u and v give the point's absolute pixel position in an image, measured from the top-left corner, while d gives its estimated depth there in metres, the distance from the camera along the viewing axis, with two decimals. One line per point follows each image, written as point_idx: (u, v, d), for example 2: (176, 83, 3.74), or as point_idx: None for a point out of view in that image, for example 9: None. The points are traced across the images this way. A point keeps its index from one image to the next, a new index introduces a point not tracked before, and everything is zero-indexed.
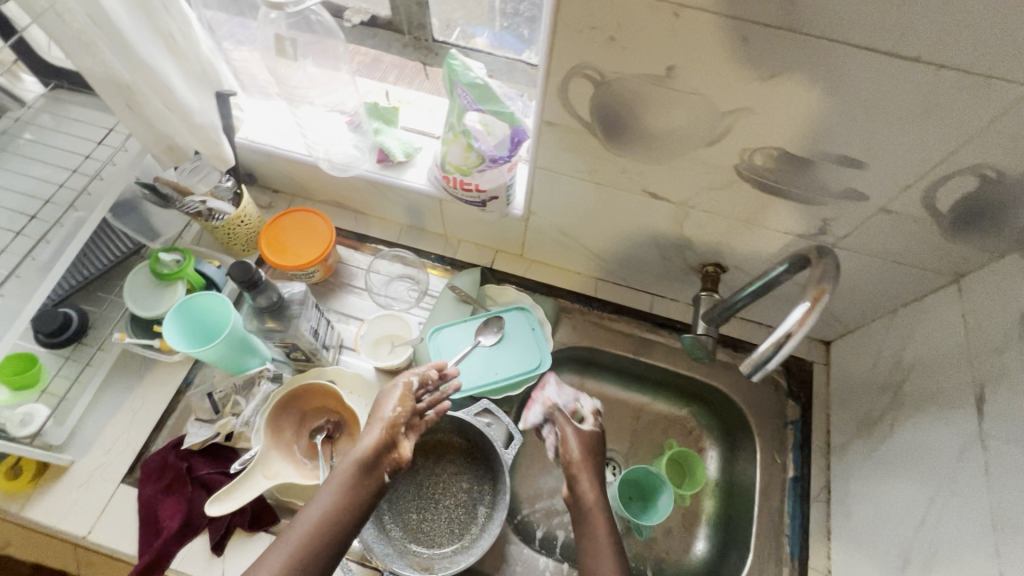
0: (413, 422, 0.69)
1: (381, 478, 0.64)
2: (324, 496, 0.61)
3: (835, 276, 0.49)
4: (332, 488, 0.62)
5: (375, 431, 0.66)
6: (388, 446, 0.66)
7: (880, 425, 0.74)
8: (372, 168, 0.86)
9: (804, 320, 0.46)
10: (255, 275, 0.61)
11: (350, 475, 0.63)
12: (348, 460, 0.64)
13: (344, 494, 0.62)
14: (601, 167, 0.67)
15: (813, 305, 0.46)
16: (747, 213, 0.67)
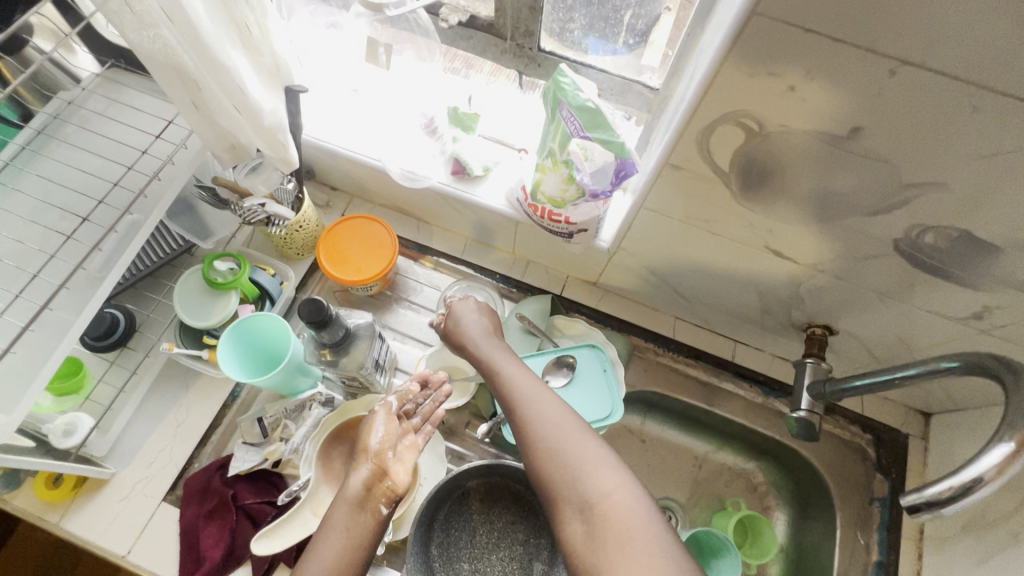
0: (407, 442, 0.61)
1: (379, 513, 0.56)
2: (323, 543, 0.54)
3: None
4: (330, 532, 0.54)
5: (363, 466, 0.58)
6: (378, 477, 0.58)
7: (998, 529, 0.66)
8: (446, 180, 0.78)
9: (1002, 468, 0.38)
10: (324, 313, 0.55)
11: (345, 518, 0.55)
12: (342, 500, 0.56)
13: (347, 537, 0.54)
14: (723, 218, 0.58)
15: (1018, 450, 0.38)
16: (889, 286, 0.57)
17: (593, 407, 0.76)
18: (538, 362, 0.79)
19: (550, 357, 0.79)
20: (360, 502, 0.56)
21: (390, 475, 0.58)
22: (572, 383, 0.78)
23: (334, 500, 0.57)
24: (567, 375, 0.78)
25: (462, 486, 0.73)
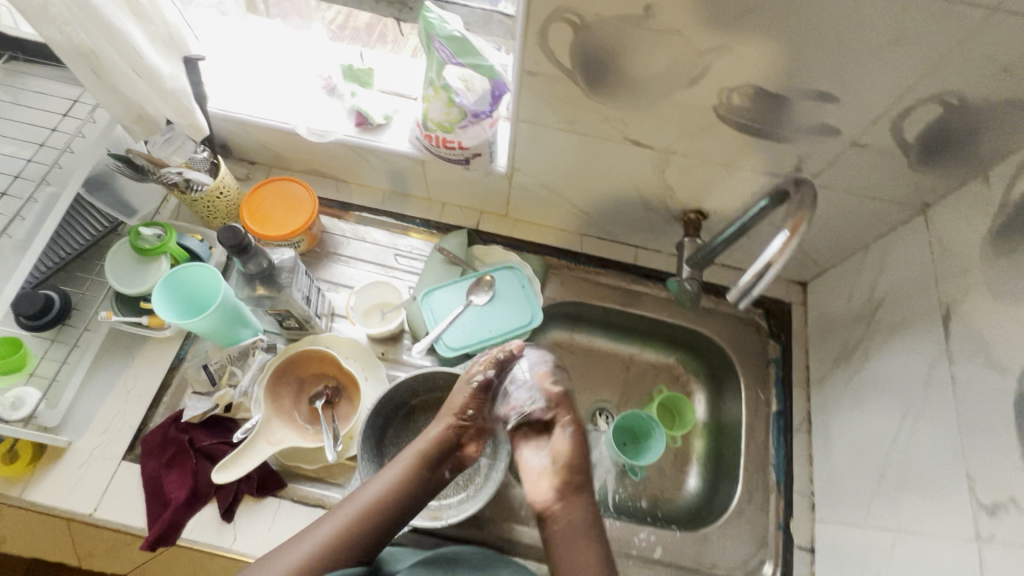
0: (491, 414, 0.73)
1: (441, 474, 0.70)
2: (379, 488, 0.66)
3: (810, 203, 0.54)
4: (386, 483, 0.66)
5: (447, 422, 0.71)
6: (457, 447, 0.72)
7: (857, 354, 0.79)
8: (351, 132, 0.85)
9: (784, 248, 0.50)
10: (244, 240, 0.61)
11: (408, 464, 0.68)
12: (415, 451, 0.69)
13: (395, 490, 0.66)
14: (583, 116, 0.68)
15: (792, 234, 0.51)
16: (727, 155, 0.69)
17: (514, 318, 0.85)
18: (461, 286, 0.86)
19: (471, 279, 0.87)
20: (431, 459, 0.69)
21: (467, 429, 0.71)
22: (494, 299, 0.86)
23: (413, 446, 0.70)
24: (488, 293, 0.87)
25: (405, 404, 0.80)
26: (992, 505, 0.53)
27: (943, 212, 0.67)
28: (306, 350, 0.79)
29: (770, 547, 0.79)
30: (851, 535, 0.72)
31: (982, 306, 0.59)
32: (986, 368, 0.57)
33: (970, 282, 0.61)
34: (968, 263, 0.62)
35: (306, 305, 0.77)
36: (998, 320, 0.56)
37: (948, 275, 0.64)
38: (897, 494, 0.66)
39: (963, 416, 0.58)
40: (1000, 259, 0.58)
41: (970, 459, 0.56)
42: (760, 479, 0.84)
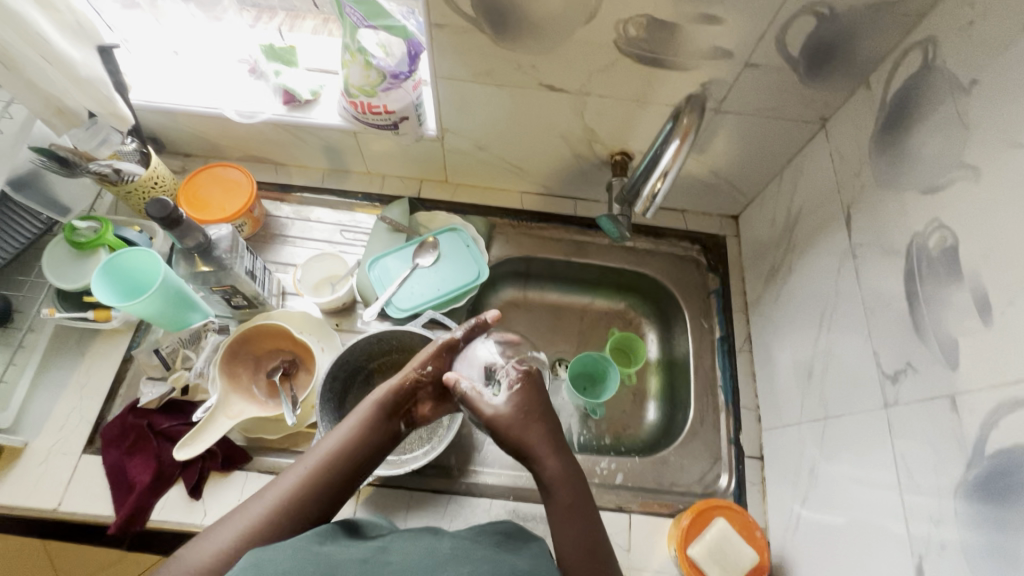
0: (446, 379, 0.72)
1: (398, 427, 0.67)
2: (334, 443, 0.62)
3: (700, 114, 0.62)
4: (342, 437, 0.63)
5: (404, 374, 0.69)
6: (410, 401, 0.69)
7: (783, 270, 0.84)
8: (280, 111, 0.86)
9: (675, 157, 0.60)
10: (174, 213, 0.63)
11: (365, 414, 0.65)
12: (371, 401, 0.66)
13: (349, 441, 0.63)
14: (497, 66, 0.71)
15: (682, 143, 0.61)
16: (637, 90, 0.73)
17: (461, 275, 0.88)
18: (407, 251, 0.89)
19: (416, 244, 0.90)
20: (387, 409, 0.66)
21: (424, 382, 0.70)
22: (439, 260, 0.89)
23: (368, 398, 0.67)
24: (434, 254, 0.89)
25: (363, 367, 0.83)
26: (895, 373, 0.58)
27: (838, 123, 0.72)
28: (258, 326, 0.80)
29: (724, 460, 0.84)
30: (791, 435, 0.77)
31: (874, 198, 0.64)
32: (881, 253, 0.62)
33: (863, 181, 0.66)
34: (860, 164, 0.67)
35: (253, 282, 0.79)
36: (887, 207, 0.61)
37: (846, 179, 0.70)
38: (824, 386, 0.71)
39: (868, 301, 0.64)
40: (884, 154, 0.63)
41: (876, 337, 0.62)
42: (710, 399, 0.89)
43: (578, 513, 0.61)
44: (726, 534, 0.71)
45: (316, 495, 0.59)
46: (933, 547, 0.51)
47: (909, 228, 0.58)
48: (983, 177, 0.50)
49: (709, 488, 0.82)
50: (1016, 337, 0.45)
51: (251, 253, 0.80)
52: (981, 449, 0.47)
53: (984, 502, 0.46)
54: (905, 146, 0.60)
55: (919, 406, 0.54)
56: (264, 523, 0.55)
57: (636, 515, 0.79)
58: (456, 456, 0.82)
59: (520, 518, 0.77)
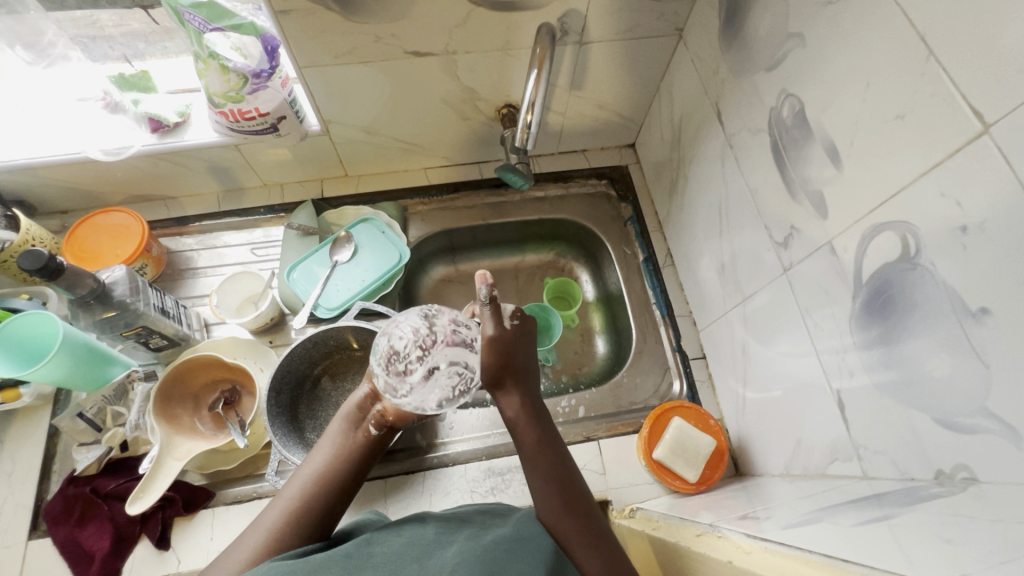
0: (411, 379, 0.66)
1: (369, 431, 0.63)
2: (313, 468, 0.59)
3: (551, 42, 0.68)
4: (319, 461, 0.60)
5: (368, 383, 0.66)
6: (372, 400, 0.65)
7: (682, 180, 0.89)
8: (150, 140, 0.82)
9: (537, 85, 0.68)
10: (51, 262, 0.59)
11: (339, 430, 0.63)
12: (342, 416, 0.64)
13: (329, 464, 0.60)
14: (357, 42, 0.70)
15: (540, 70, 0.68)
16: (501, 39, 0.74)
17: (383, 261, 0.87)
18: (322, 251, 0.88)
19: (330, 242, 0.88)
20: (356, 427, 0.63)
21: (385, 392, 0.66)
22: (357, 253, 0.88)
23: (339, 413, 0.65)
24: (350, 248, 0.88)
25: (309, 375, 0.82)
26: (786, 239, 0.63)
27: (691, 30, 0.76)
28: (187, 362, 0.77)
29: (673, 368, 0.89)
30: (722, 327, 0.82)
31: (733, 88, 0.68)
32: (750, 135, 0.67)
33: (722, 77, 0.71)
34: (716, 62, 0.71)
35: (168, 319, 0.75)
36: (746, 94, 0.66)
37: (710, 79, 0.74)
38: (737, 274, 0.76)
39: (750, 182, 0.69)
40: (731, 47, 0.67)
41: (764, 214, 0.67)
42: (649, 318, 0.93)
43: (543, 446, 0.60)
44: (685, 430, 0.76)
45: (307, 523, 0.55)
46: (846, 378, 0.56)
47: (765, 106, 0.62)
48: (808, 41, 0.54)
49: (665, 397, 0.87)
50: (863, 171, 0.50)
51: (160, 290, 0.76)
52: (860, 278, 0.52)
53: (870, 324, 0.52)
54: (746, 34, 0.64)
55: (809, 261, 0.59)
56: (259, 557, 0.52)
57: (604, 440, 0.82)
58: (423, 435, 0.82)
59: (498, 474, 0.79)
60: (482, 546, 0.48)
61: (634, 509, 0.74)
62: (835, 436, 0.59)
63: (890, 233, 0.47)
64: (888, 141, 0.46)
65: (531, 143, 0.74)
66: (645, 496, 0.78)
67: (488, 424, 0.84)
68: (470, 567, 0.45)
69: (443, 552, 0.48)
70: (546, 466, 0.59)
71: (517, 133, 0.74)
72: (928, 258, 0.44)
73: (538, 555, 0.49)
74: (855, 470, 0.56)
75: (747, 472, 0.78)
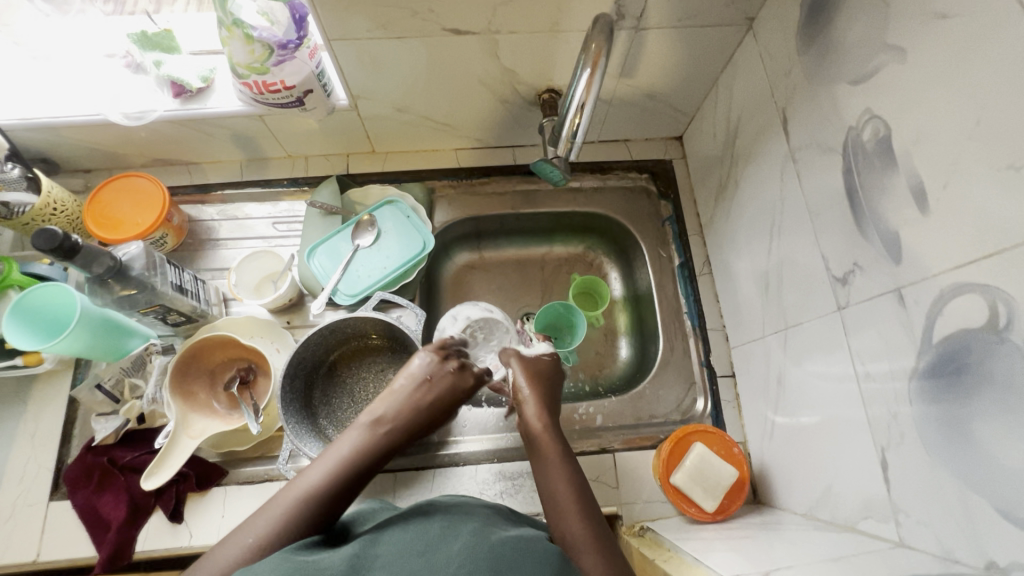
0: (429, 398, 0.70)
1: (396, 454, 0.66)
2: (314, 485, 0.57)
3: (608, 33, 0.58)
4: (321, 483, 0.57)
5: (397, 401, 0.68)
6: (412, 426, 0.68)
7: (730, 186, 0.82)
8: (172, 106, 0.78)
9: (588, 87, 0.59)
10: (66, 241, 0.57)
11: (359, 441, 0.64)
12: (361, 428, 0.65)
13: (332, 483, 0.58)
14: (392, 16, 0.64)
15: (593, 69, 0.58)
16: (549, 19, 0.67)
17: (407, 250, 0.84)
18: (344, 233, 0.85)
19: (353, 224, 0.85)
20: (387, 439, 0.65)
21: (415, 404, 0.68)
22: (379, 239, 0.84)
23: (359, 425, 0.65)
24: (372, 233, 0.85)
25: (324, 361, 0.81)
26: (845, 275, 0.57)
27: (764, 21, 0.68)
28: (203, 341, 0.77)
29: (698, 384, 0.85)
30: (757, 349, 0.77)
31: (807, 96, 0.61)
32: (819, 155, 0.59)
33: (795, 80, 0.63)
34: (790, 63, 0.63)
35: (185, 297, 0.74)
36: (820, 106, 0.59)
37: (778, 79, 0.66)
38: (781, 298, 0.70)
39: (810, 203, 0.62)
40: (810, 48, 0.59)
41: (823, 242, 0.60)
42: (677, 328, 0.88)
43: (572, 494, 0.59)
44: (706, 459, 0.71)
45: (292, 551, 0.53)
46: (894, 439, 0.51)
47: (842, 123, 0.55)
48: (908, 57, 0.47)
49: (687, 413, 0.84)
50: (953, 222, 0.43)
51: (178, 266, 0.74)
52: (928, 337, 0.46)
53: (933, 391, 0.46)
54: (831, 37, 0.56)
55: (868, 303, 0.54)
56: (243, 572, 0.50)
57: (620, 453, 0.80)
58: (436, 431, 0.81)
59: (508, 479, 0.78)
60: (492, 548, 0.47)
61: (644, 528, 0.73)
62: (872, 492, 0.55)
63: (975, 294, 0.42)
64: (991, 192, 0.40)
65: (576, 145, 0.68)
66: (656, 515, 0.76)
67: (502, 426, 0.82)
68: (480, 571, 0.44)
69: (449, 547, 0.47)
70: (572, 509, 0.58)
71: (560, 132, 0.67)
72: (1021, 335, 0.38)
73: (544, 561, 0.48)
74: (889, 532, 0.52)
75: (766, 502, 0.75)
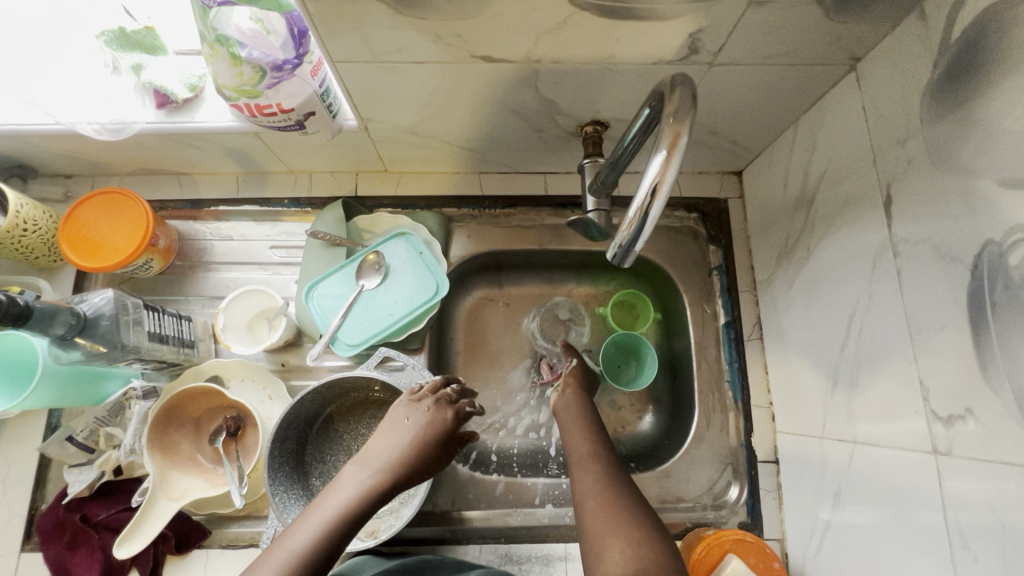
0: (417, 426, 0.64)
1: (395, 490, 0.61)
2: (300, 546, 0.53)
3: (692, 107, 0.41)
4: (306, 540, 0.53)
5: (385, 434, 0.64)
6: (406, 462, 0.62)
7: (797, 250, 0.70)
8: (155, 117, 0.67)
9: (664, 174, 0.41)
10: (12, 307, 0.50)
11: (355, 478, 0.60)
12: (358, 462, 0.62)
13: (317, 544, 0.53)
14: (411, 39, 0.52)
15: (671, 153, 0.41)
16: (604, 51, 0.54)
17: (417, 295, 0.74)
18: (347, 272, 0.75)
19: (357, 261, 0.75)
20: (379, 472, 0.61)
21: (406, 447, 0.63)
22: (388, 280, 0.75)
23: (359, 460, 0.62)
24: (379, 273, 0.75)
25: (319, 415, 0.73)
26: (949, 417, 0.46)
27: (876, 67, 0.54)
28: (185, 390, 0.69)
29: (735, 467, 0.76)
30: (810, 445, 0.67)
31: (926, 179, 0.48)
32: (933, 259, 0.47)
33: (910, 154, 0.50)
34: (907, 130, 0.50)
35: (166, 345, 0.66)
36: (944, 198, 0.46)
37: (885, 145, 0.53)
38: (851, 404, 0.59)
39: (910, 311, 0.50)
40: (942, 119, 0.46)
41: (922, 364, 0.49)
42: (716, 399, 0.78)
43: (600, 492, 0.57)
44: None
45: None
46: None
47: (975, 231, 0.43)
48: None
49: (719, 499, 0.75)
50: None
51: (158, 309, 0.65)
52: None
53: None
54: (975, 114, 0.43)
55: (980, 463, 0.43)
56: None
57: None
58: (439, 498, 0.74)
59: (514, 561, 0.71)
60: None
61: None
62: None
63: None
64: None
65: (630, 259, 0.49)
66: None
67: (512, 499, 0.74)
68: None
69: None
70: (602, 505, 0.56)
71: (620, 229, 0.46)
72: None
73: None
74: None
75: None
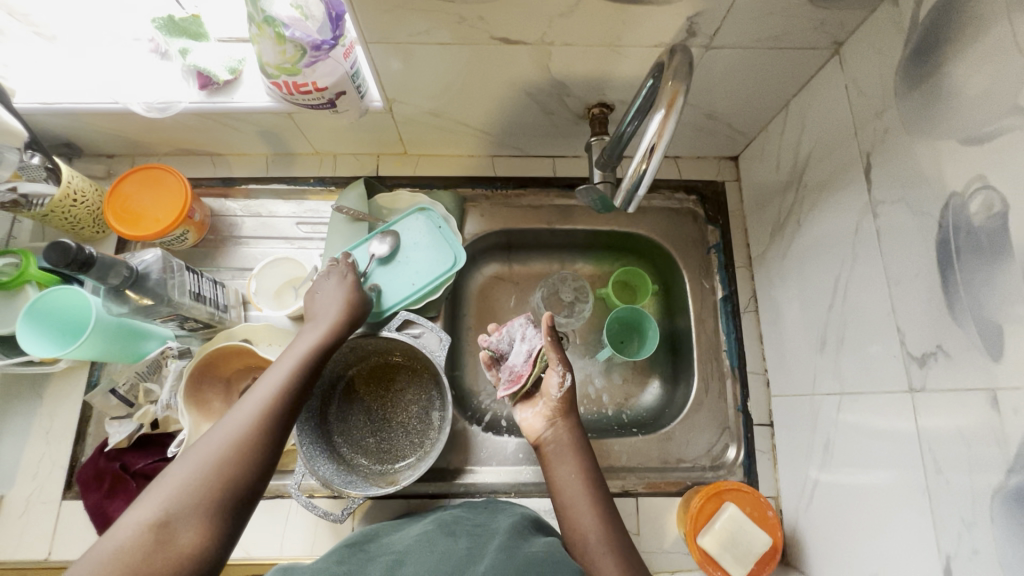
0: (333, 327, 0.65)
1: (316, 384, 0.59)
2: (233, 434, 0.49)
3: (687, 72, 0.47)
4: (226, 440, 0.48)
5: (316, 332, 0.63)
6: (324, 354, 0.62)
7: (789, 224, 0.75)
8: (197, 98, 0.74)
9: (661, 131, 0.46)
10: (78, 253, 0.55)
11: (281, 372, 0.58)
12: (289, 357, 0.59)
13: (255, 435, 0.50)
14: (437, 21, 0.58)
15: (668, 112, 0.46)
16: (610, 33, 0.60)
17: (435, 265, 0.79)
18: (370, 244, 0.80)
19: (379, 234, 0.80)
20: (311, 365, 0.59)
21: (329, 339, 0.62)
22: (408, 252, 0.80)
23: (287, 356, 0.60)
24: (399, 245, 0.80)
25: (342, 378, 0.78)
26: (922, 356, 0.51)
27: (856, 50, 0.60)
28: (219, 349, 0.74)
29: (732, 430, 0.80)
30: (802, 404, 0.72)
31: (899, 146, 0.53)
32: (908, 216, 0.52)
33: (887, 124, 0.55)
34: (883, 103, 0.56)
35: (203, 305, 0.71)
36: (916, 161, 0.51)
37: (865, 119, 0.59)
38: (839, 360, 0.64)
39: (889, 265, 0.56)
40: (913, 91, 0.52)
41: (900, 313, 0.54)
42: (714, 368, 0.83)
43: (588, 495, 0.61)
44: (738, 521, 0.66)
45: (207, 529, 0.44)
46: (963, 550, 0.47)
47: (943, 187, 0.48)
48: None
49: (717, 460, 0.79)
50: None
51: (197, 272, 0.71)
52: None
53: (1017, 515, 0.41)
54: (941, 83, 0.49)
55: (949, 393, 0.48)
56: (130, 564, 0.40)
57: (643, 497, 0.76)
58: (453, 457, 0.79)
59: None
60: (517, 560, 0.51)
61: None
62: None
63: None
64: None
65: (633, 205, 0.54)
66: (678, 567, 0.73)
67: (522, 458, 0.79)
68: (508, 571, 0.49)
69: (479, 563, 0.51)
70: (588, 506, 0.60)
71: (623, 179, 0.52)
72: None
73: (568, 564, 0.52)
74: None
75: (795, 566, 0.71)
